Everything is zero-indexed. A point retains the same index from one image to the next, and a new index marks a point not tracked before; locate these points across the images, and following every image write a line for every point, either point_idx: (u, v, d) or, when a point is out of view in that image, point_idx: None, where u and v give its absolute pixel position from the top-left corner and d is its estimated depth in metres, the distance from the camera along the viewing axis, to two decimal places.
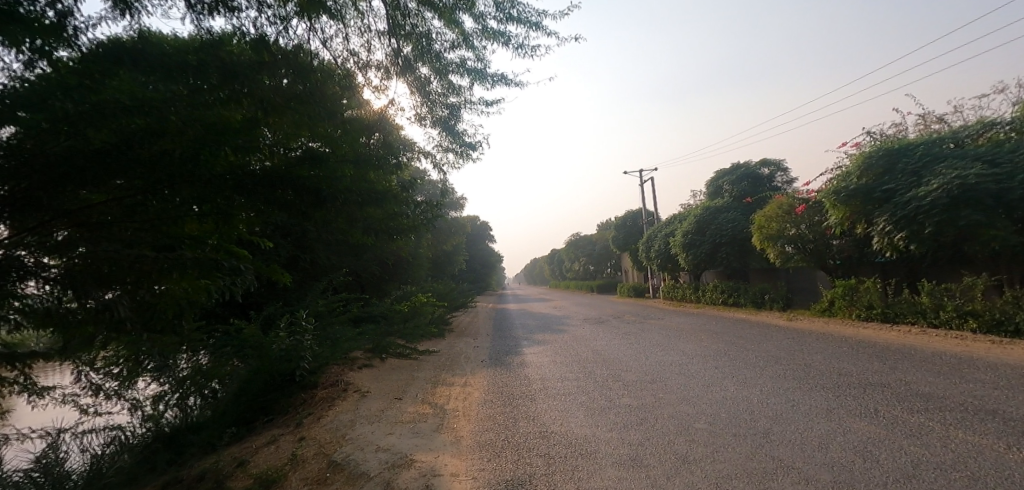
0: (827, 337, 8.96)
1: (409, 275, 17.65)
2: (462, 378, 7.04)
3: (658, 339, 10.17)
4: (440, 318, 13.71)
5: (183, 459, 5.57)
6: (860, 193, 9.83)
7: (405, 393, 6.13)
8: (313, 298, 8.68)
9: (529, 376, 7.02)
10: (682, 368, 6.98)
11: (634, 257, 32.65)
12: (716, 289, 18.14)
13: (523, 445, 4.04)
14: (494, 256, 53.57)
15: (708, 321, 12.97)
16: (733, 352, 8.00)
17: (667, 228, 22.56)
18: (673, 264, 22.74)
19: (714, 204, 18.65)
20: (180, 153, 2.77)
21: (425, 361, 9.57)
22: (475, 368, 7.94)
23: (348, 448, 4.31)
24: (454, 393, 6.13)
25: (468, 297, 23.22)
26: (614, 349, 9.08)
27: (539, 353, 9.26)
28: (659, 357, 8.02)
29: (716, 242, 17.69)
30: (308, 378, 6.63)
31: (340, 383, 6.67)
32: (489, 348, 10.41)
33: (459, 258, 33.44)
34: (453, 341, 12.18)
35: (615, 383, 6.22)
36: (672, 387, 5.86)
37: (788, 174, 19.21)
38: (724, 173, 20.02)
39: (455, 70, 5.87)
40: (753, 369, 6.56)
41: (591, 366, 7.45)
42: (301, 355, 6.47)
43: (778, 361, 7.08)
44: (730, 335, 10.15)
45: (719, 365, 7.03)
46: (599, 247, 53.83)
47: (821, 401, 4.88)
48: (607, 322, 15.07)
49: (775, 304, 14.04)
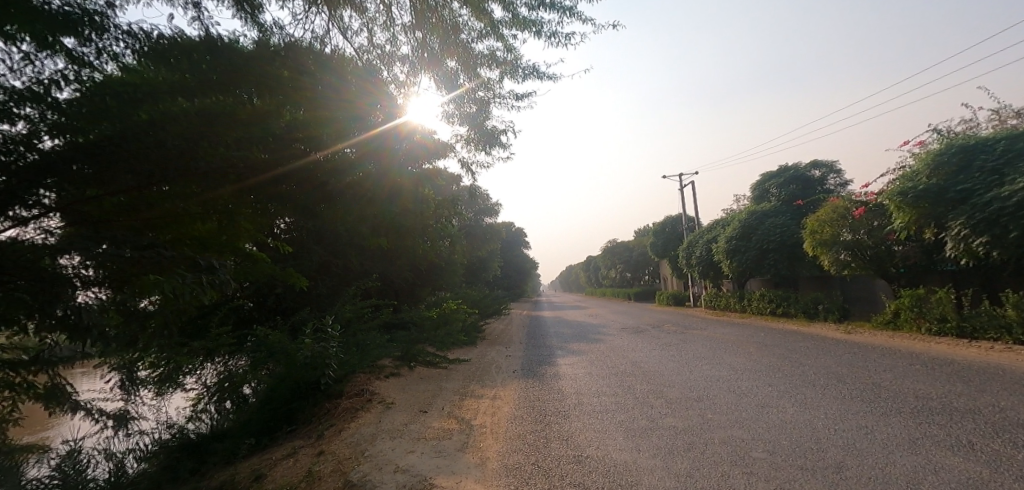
0: (894, 353, 8.10)
1: (443, 280, 17.57)
2: (491, 390, 6.71)
3: (701, 351, 9.51)
4: (472, 325, 13.49)
5: (206, 469, 5.53)
6: (931, 194, 8.87)
7: (430, 406, 5.86)
8: (343, 304, 8.60)
9: (563, 389, 6.62)
10: (730, 385, 6.38)
11: (673, 263, 31.47)
12: (763, 298, 17.08)
13: (554, 471, 3.66)
14: (529, 262, 53.18)
15: (755, 332, 12.13)
16: (788, 368, 7.29)
17: (708, 234, 21.54)
18: (715, 271, 21.68)
19: (760, 207, 17.64)
20: (173, 144, 2.65)
21: (455, 369, 9.31)
22: (505, 379, 7.59)
23: (366, 466, 4.06)
24: (482, 406, 5.80)
25: (502, 304, 22.97)
26: (654, 361, 8.52)
27: (573, 363, 8.81)
28: (703, 371, 7.41)
29: (762, 248, 16.68)
30: (333, 387, 6.48)
31: (365, 393, 6.48)
32: (521, 357, 10.04)
33: (494, 264, 33.29)
34: (484, 349, 11.88)
35: (655, 400, 5.72)
36: (720, 407, 5.31)
37: (842, 175, 17.85)
38: (770, 175, 18.90)
39: (484, 63, 5.63)
40: (813, 389, 5.90)
41: (631, 380, 6.97)
42: (326, 363, 6.34)
43: (841, 379, 6.35)
44: (782, 348, 9.37)
45: (772, 382, 6.38)
46: (635, 253, 52.48)
47: (898, 429, 4.24)
48: (645, 332, 14.42)
49: (830, 315, 13.00)
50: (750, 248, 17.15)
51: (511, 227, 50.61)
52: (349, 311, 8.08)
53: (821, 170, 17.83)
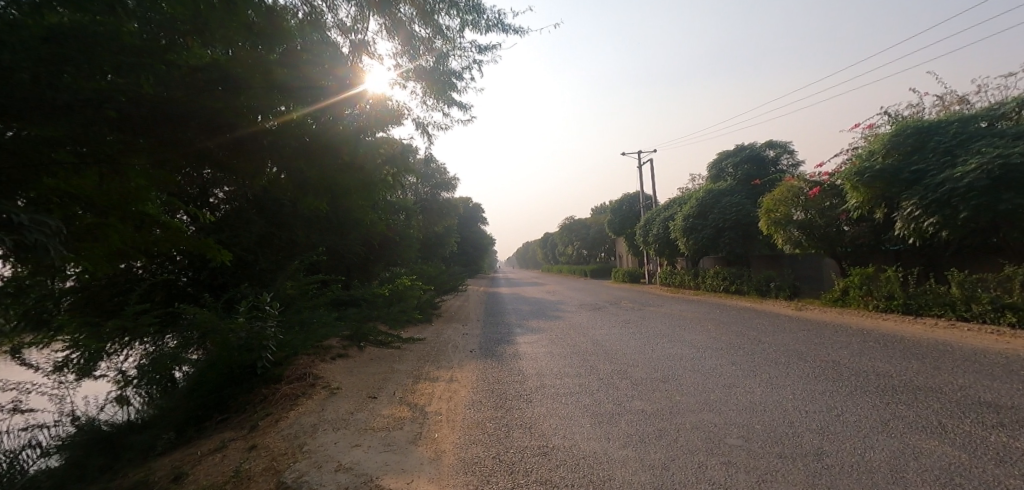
0: (846, 330, 8.29)
1: (397, 255, 16.80)
2: (448, 372, 6.26)
3: (661, 328, 9.44)
4: (429, 302, 12.93)
5: (118, 467, 4.76)
6: (886, 175, 9.07)
7: (381, 390, 5.34)
8: (283, 279, 7.80)
9: (525, 370, 6.26)
10: (694, 364, 6.23)
11: (631, 242, 31.93)
12: (717, 276, 17.46)
13: (519, 465, 3.26)
14: (487, 238, 52.59)
15: (712, 309, 12.29)
16: (747, 346, 7.27)
17: (666, 212, 21.73)
18: (672, 249, 22.02)
19: (717, 186, 17.87)
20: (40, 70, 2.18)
21: (410, 349, 8.79)
22: (463, 359, 7.14)
23: (304, 464, 3.49)
24: (438, 391, 5.34)
25: (459, 280, 22.42)
26: (616, 340, 8.33)
27: (534, 342, 8.49)
28: (666, 350, 7.27)
29: (719, 226, 16.95)
30: (272, 370, 5.78)
31: (309, 376, 5.83)
32: (479, 336, 9.62)
33: (451, 240, 32.53)
34: (441, 327, 11.37)
35: (621, 382, 5.45)
36: (688, 388, 5.09)
37: (795, 157, 18.26)
38: (727, 154, 19.13)
39: (442, 9, 4.99)
40: (775, 368, 5.83)
41: (593, 360, 6.72)
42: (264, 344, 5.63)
43: (801, 357, 6.37)
44: (740, 325, 9.45)
45: (735, 361, 6.30)
46: (593, 231, 53.03)
47: (870, 410, 4.12)
48: (605, 309, 14.37)
49: (781, 293, 13.38)
50: (706, 226, 17.39)
51: (470, 202, 49.75)
52: (291, 287, 7.32)
53: (776, 150, 18.16)
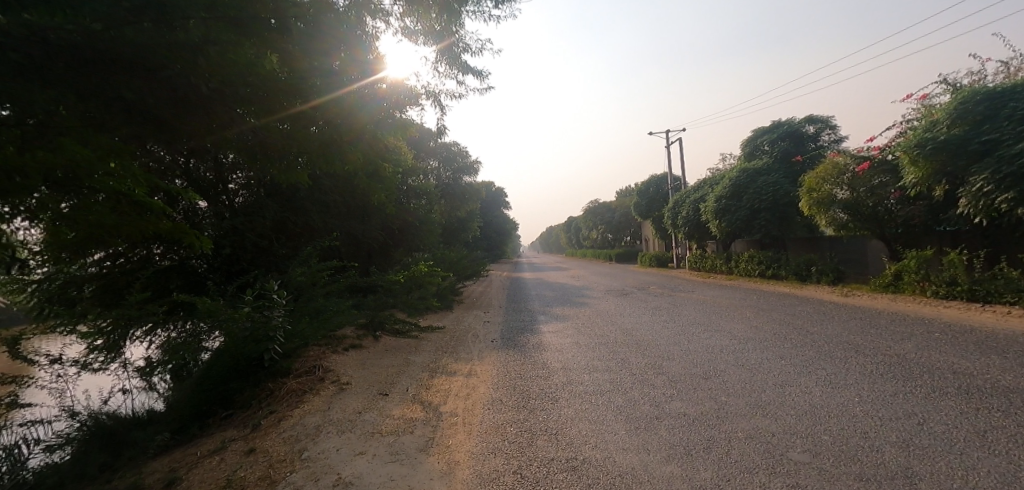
0: (904, 319, 7.49)
1: (417, 241, 16.55)
2: (466, 366, 5.83)
3: (695, 317, 8.82)
4: (449, 288, 12.58)
5: (120, 464, 4.55)
6: (953, 146, 8.09)
7: (393, 387, 4.93)
8: (295, 266, 7.48)
9: (549, 363, 5.78)
10: (736, 358, 5.62)
11: (658, 224, 30.93)
12: (751, 260, 16.55)
13: (541, 482, 2.80)
14: (509, 222, 52.17)
15: (748, 296, 11.57)
16: (795, 338, 6.60)
17: (696, 193, 20.73)
18: (701, 232, 21.07)
19: (751, 165, 16.80)
20: None
21: (428, 338, 8.43)
22: (483, 350, 6.71)
23: (299, 475, 3.11)
24: (454, 387, 4.92)
25: (481, 265, 22.02)
26: (647, 330, 7.75)
27: (558, 331, 8.01)
28: (703, 341, 6.66)
29: (754, 208, 15.96)
30: (278, 364, 5.46)
31: (317, 371, 5.49)
32: (501, 324, 9.20)
33: (473, 224, 32.15)
34: (462, 315, 11.00)
35: (656, 379, 4.91)
36: (734, 387, 4.51)
37: (839, 132, 16.88)
38: (762, 130, 17.93)
39: None
40: (831, 364, 5.17)
41: (623, 352, 6.19)
42: (270, 335, 5.30)
43: (859, 351, 5.67)
44: (782, 313, 8.75)
45: (783, 355, 5.65)
46: (617, 214, 51.81)
47: (961, 419, 3.46)
48: (632, 295, 13.78)
49: (823, 277, 12.47)
50: (740, 207, 16.44)
51: (491, 186, 49.27)
52: (304, 275, 7.00)
53: (816, 125, 16.86)
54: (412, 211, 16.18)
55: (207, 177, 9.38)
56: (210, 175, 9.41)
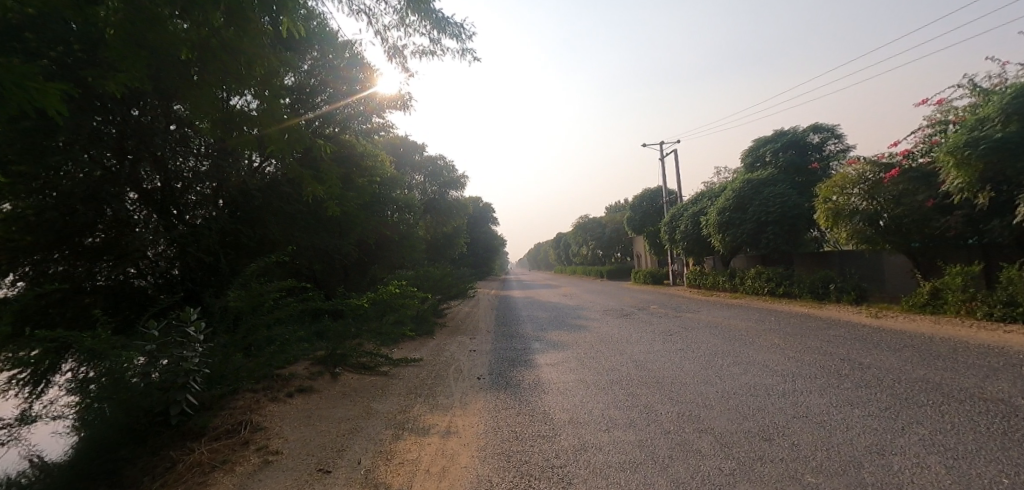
0: (966, 347, 6.34)
1: (396, 257, 15.49)
2: (445, 417, 4.49)
3: (716, 345, 7.58)
4: (431, 310, 11.21)
5: None
6: (1010, 145, 7.12)
7: (339, 457, 3.54)
8: (234, 287, 6.09)
9: (553, 414, 4.45)
10: (797, 407, 4.34)
11: (652, 239, 29.99)
12: (758, 276, 15.45)
13: None
14: (497, 238, 50.94)
15: (765, 317, 10.44)
16: (852, 374, 5.36)
17: (694, 207, 19.77)
18: (701, 248, 20.06)
19: (755, 176, 15.86)
20: None
21: (401, 373, 7.04)
22: (467, 393, 5.37)
23: None
24: (426, 455, 3.56)
25: (469, 283, 20.68)
26: (665, 363, 6.47)
27: (558, 364, 6.69)
28: (739, 380, 5.38)
29: (761, 220, 14.98)
30: (192, 420, 4.09)
31: (241, 431, 4.08)
32: (489, 354, 7.87)
33: (460, 240, 30.94)
34: (445, 342, 9.61)
35: (703, 442, 3.60)
36: (819, 460, 3.20)
37: (845, 142, 16.04)
38: (764, 140, 17.06)
39: None
40: (925, 414, 3.93)
41: (644, 395, 4.92)
42: (183, 381, 4.00)
43: (946, 394, 4.45)
44: (814, 340, 7.57)
45: (855, 402, 4.38)
46: (608, 230, 50.93)
47: None
48: (633, 315, 12.65)
49: (844, 296, 11.43)
50: (746, 221, 15.41)
51: (480, 202, 48.26)
52: (242, 299, 5.60)
53: (821, 135, 15.98)
54: (393, 224, 14.84)
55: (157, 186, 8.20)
56: (163, 182, 8.16)
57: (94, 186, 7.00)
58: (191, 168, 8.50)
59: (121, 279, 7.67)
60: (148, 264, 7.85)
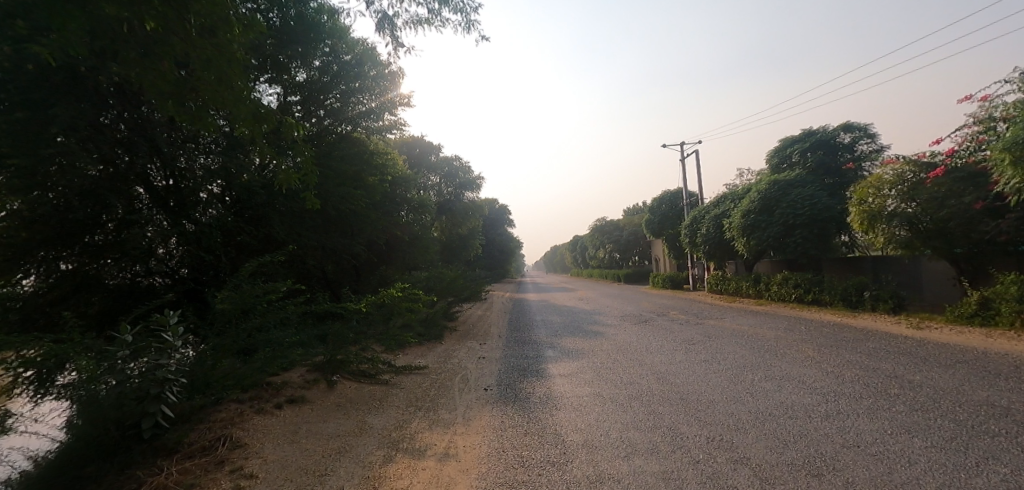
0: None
1: (409, 258, 15.25)
2: (444, 436, 4.05)
3: (744, 356, 7.00)
4: (441, 314, 10.83)
5: None
6: None
7: (321, 482, 3.15)
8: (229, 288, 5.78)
9: (564, 436, 3.95)
10: (845, 433, 3.78)
11: (672, 242, 29.17)
12: (785, 282, 14.67)
13: None
14: (512, 240, 50.56)
15: (794, 326, 9.79)
16: (903, 395, 4.75)
17: (716, 209, 19.06)
18: (723, 252, 19.31)
19: (783, 176, 15.12)
20: None
21: (403, 381, 6.63)
22: (471, 406, 4.92)
23: None
24: (418, 483, 3.13)
25: (482, 285, 20.33)
26: (689, 376, 5.92)
27: (571, 375, 6.19)
28: (774, 399, 4.81)
29: (788, 223, 14.24)
30: (166, 435, 3.70)
31: (219, 448, 3.80)
32: (498, 362, 7.43)
33: (475, 242, 30.63)
34: (453, 347, 9.18)
35: (736, 476, 3.09)
36: None
37: (879, 140, 15.17)
38: (792, 139, 16.28)
39: None
40: (1005, 447, 3.31)
41: (666, 414, 4.41)
42: (158, 391, 3.62)
43: (1021, 421, 3.83)
44: (854, 353, 6.92)
45: (913, 429, 3.79)
46: (626, 233, 50.00)
47: None
48: (652, 322, 12.07)
49: (880, 305, 10.69)
50: (773, 223, 14.66)
51: (495, 204, 48.08)
52: (229, 302, 5.30)
53: (853, 134, 15.14)
54: (404, 225, 14.56)
55: (162, 184, 8.01)
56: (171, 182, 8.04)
57: (93, 184, 6.74)
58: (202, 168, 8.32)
59: (131, 280, 7.48)
60: (157, 262, 7.60)
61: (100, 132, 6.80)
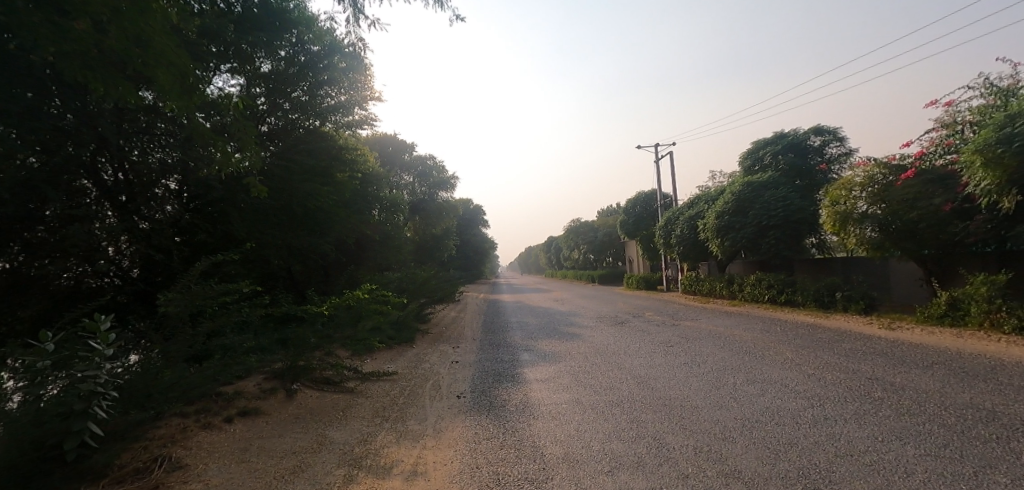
0: (1004, 365, 5.69)
1: (379, 257, 14.73)
2: (413, 451, 3.69)
3: (723, 358, 6.88)
4: (413, 315, 10.42)
5: None
6: None
7: None
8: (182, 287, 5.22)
9: (543, 449, 3.65)
10: (837, 441, 3.63)
11: (646, 243, 29.41)
12: (757, 283, 14.85)
13: None
14: (487, 241, 50.16)
15: (769, 327, 9.83)
16: (887, 398, 4.67)
17: (690, 210, 19.22)
18: (697, 253, 19.48)
19: (756, 178, 15.30)
20: None
21: (370, 388, 6.22)
22: (444, 416, 4.58)
23: None
24: None
25: (457, 286, 19.95)
26: (670, 380, 5.74)
27: (549, 381, 5.92)
28: (758, 404, 4.65)
29: (761, 225, 14.43)
30: (93, 458, 3.07)
31: (155, 471, 3.23)
32: (472, 366, 7.10)
33: (449, 242, 30.15)
34: (424, 351, 8.80)
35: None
36: None
37: (847, 144, 15.54)
38: (764, 142, 16.52)
39: None
40: (1000, 454, 3.20)
41: (651, 422, 4.17)
42: (85, 407, 2.99)
43: (1008, 424, 3.76)
44: (830, 354, 6.91)
45: (905, 436, 3.67)
46: (600, 234, 50.35)
47: None
48: (628, 323, 11.95)
49: (852, 305, 10.89)
50: (746, 224, 14.82)
51: (470, 204, 47.65)
52: (175, 305, 4.68)
53: (823, 137, 15.45)
54: (374, 224, 14.04)
55: (113, 178, 7.47)
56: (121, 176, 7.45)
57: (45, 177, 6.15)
58: (157, 161, 7.73)
59: (77, 280, 6.80)
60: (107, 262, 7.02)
61: (39, 116, 5.83)
